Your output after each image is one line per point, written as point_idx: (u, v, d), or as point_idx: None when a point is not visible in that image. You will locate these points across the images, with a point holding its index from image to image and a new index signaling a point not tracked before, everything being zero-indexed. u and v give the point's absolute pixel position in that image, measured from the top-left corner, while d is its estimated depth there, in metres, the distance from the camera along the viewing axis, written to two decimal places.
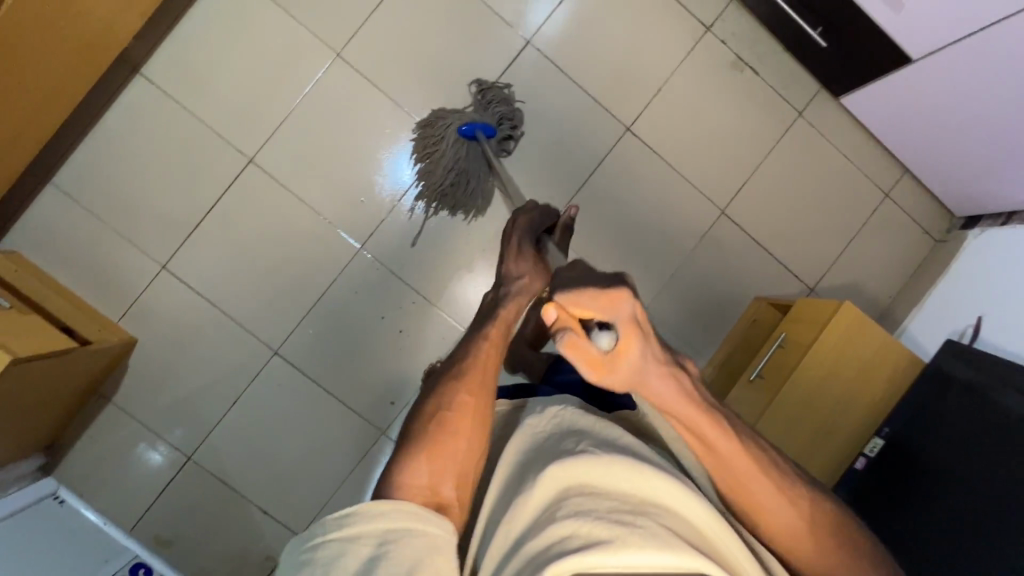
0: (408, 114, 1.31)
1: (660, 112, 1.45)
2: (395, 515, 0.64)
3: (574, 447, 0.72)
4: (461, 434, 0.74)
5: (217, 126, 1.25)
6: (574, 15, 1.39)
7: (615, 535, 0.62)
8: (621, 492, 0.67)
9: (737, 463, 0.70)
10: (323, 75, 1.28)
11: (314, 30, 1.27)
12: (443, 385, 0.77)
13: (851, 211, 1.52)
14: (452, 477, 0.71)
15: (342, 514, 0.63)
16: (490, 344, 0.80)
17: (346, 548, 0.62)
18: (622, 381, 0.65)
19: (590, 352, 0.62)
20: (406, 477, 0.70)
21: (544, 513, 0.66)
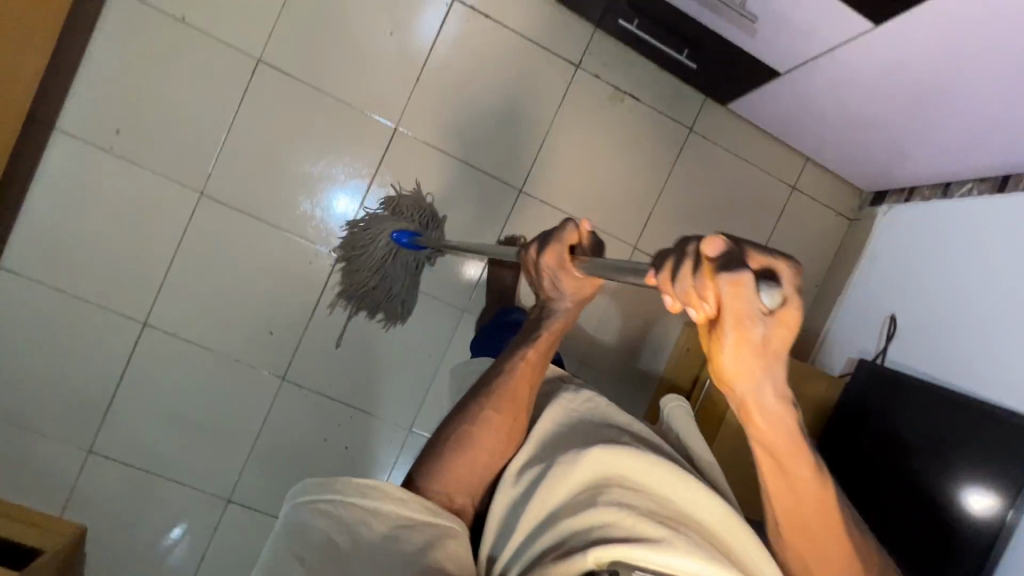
0: (291, 234, 1.32)
1: (549, 163, 1.40)
2: (414, 503, 0.68)
3: (617, 438, 0.78)
4: (486, 447, 0.84)
5: (98, 300, 1.26)
6: (430, 86, 1.33)
7: (663, 535, 0.65)
8: (665, 497, 0.71)
9: (808, 497, 0.66)
10: (192, 218, 1.28)
11: (169, 176, 1.26)
12: (474, 402, 0.87)
13: (761, 214, 1.49)
14: (468, 491, 0.81)
15: (367, 485, 0.66)
16: (524, 368, 0.88)
17: (364, 518, 0.63)
18: (748, 361, 0.54)
19: (747, 307, 0.49)
20: (432, 479, 0.81)
21: (581, 495, 0.71)
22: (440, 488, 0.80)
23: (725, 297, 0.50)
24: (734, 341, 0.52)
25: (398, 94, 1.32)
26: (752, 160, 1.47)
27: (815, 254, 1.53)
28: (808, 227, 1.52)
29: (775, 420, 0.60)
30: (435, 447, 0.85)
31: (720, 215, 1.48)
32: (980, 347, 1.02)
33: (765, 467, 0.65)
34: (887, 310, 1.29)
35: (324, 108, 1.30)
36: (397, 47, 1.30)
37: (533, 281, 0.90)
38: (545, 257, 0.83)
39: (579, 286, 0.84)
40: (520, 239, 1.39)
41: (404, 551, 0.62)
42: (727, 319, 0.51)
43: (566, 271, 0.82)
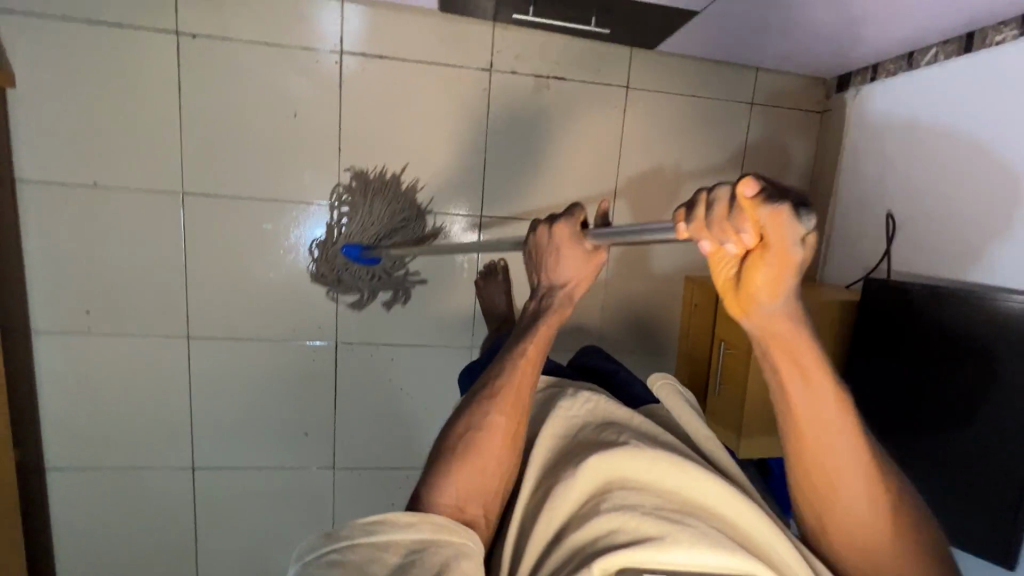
0: (287, 340, 1.34)
1: (498, 178, 1.34)
2: (424, 525, 0.65)
3: (617, 438, 0.79)
4: (494, 453, 0.80)
5: (145, 464, 1.34)
6: (355, 149, 1.28)
7: (665, 529, 0.66)
8: (670, 489, 0.72)
9: (827, 421, 0.63)
10: (192, 362, 1.31)
11: (155, 334, 1.29)
12: (478, 401, 0.82)
13: (729, 143, 1.42)
14: (478, 502, 0.79)
15: (371, 522, 0.65)
16: (524, 362, 0.83)
17: (375, 553, 0.63)
18: (785, 272, 0.55)
19: (788, 231, 0.50)
20: (442, 489, 0.78)
21: (586, 505, 0.71)
22: (449, 497, 0.78)
23: (766, 233, 0.51)
24: (776, 258, 0.54)
25: (328, 168, 1.28)
26: (700, 91, 1.38)
27: (796, 161, 1.45)
28: (780, 137, 1.43)
29: (793, 333, 0.60)
30: (445, 452, 0.81)
31: (688, 159, 1.40)
32: (1001, 229, 0.99)
33: (782, 384, 0.63)
34: (884, 207, 1.25)
35: (266, 211, 1.28)
36: (310, 123, 1.26)
37: (534, 264, 0.90)
38: (557, 232, 0.84)
39: (581, 271, 0.85)
40: (502, 263, 1.37)
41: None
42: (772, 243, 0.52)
43: (572, 250, 0.83)
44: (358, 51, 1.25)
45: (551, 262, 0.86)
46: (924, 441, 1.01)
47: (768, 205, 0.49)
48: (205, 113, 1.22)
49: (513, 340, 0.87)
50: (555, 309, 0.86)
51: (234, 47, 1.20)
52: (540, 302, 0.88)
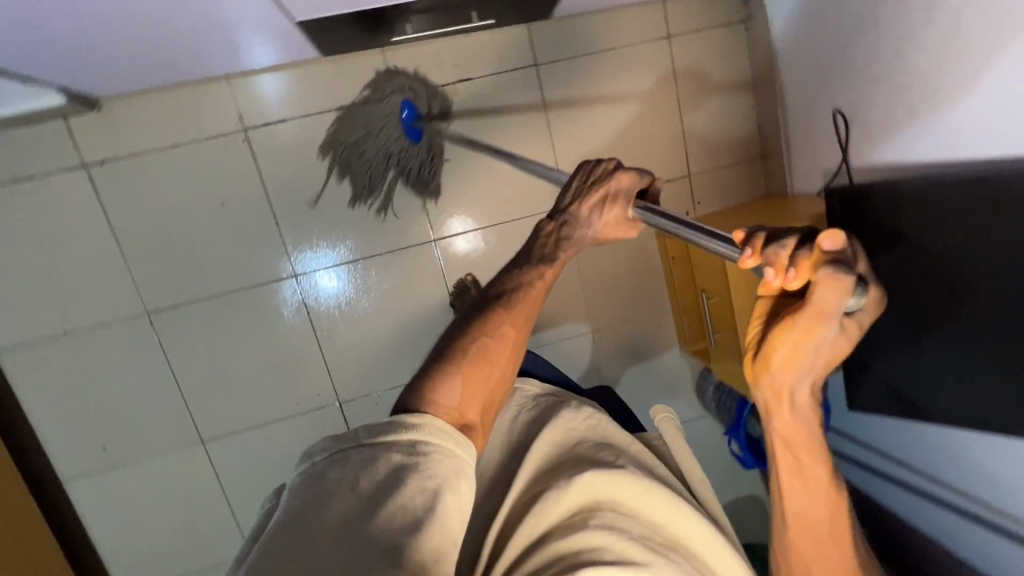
0: (292, 414, 1.36)
1: (438, 196, 1.33)
2: (431, 430, 0.62)
3: (614, 461, 0.83)
4: (500, 364, 0.75)
5: (204, 566, 1.39)
6: (292, 215, 1.27)
7: (648, 558, 0.72)
8: (656, 522, 0.80)
9: (823, 519, 0.71)
10: (213, 462, 1.34)
11: (169, 447, 1.32)
12: (490, 313, 0.77)
13: (657, 84, 1.36)
14: (479, 403, 0.71)
15: (379, 424, 0.61)
16: (541, 284, 0.82)
17: (379, 453, 0.59)
18: (802, 342, 0.57)
19: (830, 304, 0.51)
20: (441, 389, 0.70)
21: (574, 518, 0.74)
22: (447, 401, 0.69)
23: (814, 294, 0.50)
24: (804, 327, 0.55)
25: (274, 242, 1.28)
26: (611, 45, 1.32)
27: (729, 83, 1.39)
28: (709, 60, 1.37)
29: (794, 424, 0.65)
30: (447, 352, 0.74)
31: (620, 117, 1.36)
32: (948, 100, 0.90)
33: (784, 469, 0.69)
34: (830, 105, 1.17)
35: (230, 302, 1.29)
36: (242, 206, 1.25)
37: (575, 188, 0.87)
38: (618, 176, 0.84)
39: (615, 229, 0.85)
40: (471, 278, 1.36)
41: (419, 484, 0.56)
42: (808, 309, 0.52)
43: (620, 202, 0.84)
44: (264, 122, 1.23)
45: (592, 198, 0.85)
46: (928, 343, 0.97)
47: (833, 271, 0.48)
48: (138, 228, 1.22)
49: (530, 257, 0.85)
50: (577, 243, 0.86)
51: (144, 158, 1.20)
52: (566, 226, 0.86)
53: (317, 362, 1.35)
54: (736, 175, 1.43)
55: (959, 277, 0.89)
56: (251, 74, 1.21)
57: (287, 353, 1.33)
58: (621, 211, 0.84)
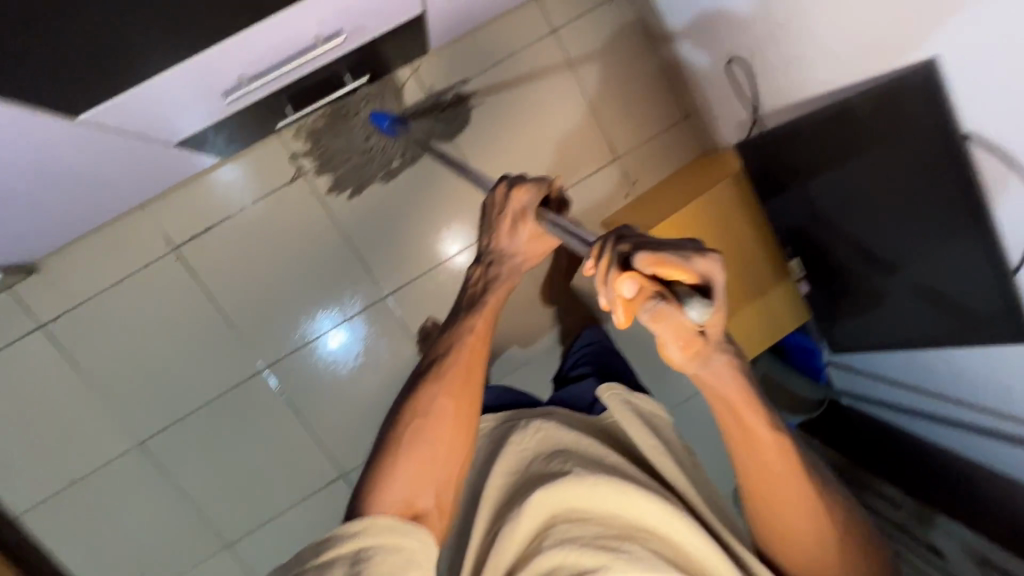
0: (305, 498, 1.37)
1: (378, 254, 1.32)
2: (371, 530, 0.64)
3: (561, 467, 0.81)
4: (446, 431, 0.80)
5: None
6: (242, 315, 1.28)
7: (602, 560, 0.69)
8: (611, 516, 0.75)
9: (776, 461, 0.70)
10: (244, 564, 1.36)
11: (199, 562, 1.35)
12: (427, 383, 0.84)
13: (558, 80, 1.33)
14: (430, 489, 0.75)
15: (318, 541, 0.63)
16: (473, 338, 0.88)
17: (324, 570, 0.60)
18: (688, 352, 0.60)
19: (676, 318, 0.55)
20: (388, 483, 0.74)
21: (531, 542, 0.74)
22: (393, 495, 0.73)
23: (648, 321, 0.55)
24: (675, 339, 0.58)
25: (234, 345, 1.29)
26: (501, 56, 1.30)
27: (627, 55, 1.34)
28: (602, 39, 1.33)
29: (732, 392, 0.66)
30: (393, 434, 0.80)
31: (531, 121, 1.34)
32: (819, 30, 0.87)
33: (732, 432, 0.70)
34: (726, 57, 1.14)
35: (212, 413, 1.31)
36: (192, 321, 1.26)
37: (487, 228, 0.96)
38: (517, 196, 0.91)
39: (534, 247, 0.97)
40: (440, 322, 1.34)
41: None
42: (662, 326, 0.56)
43: (527, 221, 0.92)
44: (189, 235, 1.24)
45: (505, 228, 0.94)
46: (894, 254, 0.92)
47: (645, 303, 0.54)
48: (104, 369, 1.25)
49: (463, 308, 0.94)
50: (503, 282, 0.95)
51: (89, 303, 1.23)
52: (490, 269, 0.97)
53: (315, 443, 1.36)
54: (665, 142, 1.38)
55: (904, 188, 0.84)
56: (187, 181, 1.23)
57: (282, 443, 1.35)
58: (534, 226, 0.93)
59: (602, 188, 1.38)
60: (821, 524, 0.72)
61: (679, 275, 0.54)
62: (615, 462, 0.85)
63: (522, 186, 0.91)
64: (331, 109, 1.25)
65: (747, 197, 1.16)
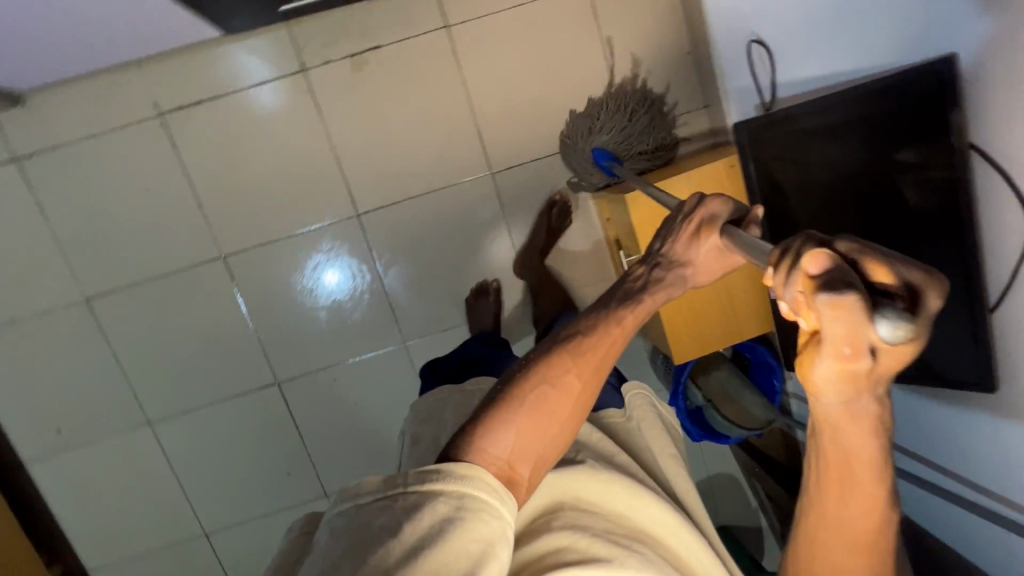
0: (237, 394, 1.37)
1: (360, 171, 1.31)
2: (479, 483, 0.59)
3: (575, 457, 0.85)
4: (559, 417, 0.67)
5: (160, 542, 1.43)
6: (213, 197, 1.28)
7: (613, 551, 0.76)
8: (618, 514, 0.83)
9: (863, 529, 0.61)
10: (161, 441, 1.38)
11: (118, 429, 1.36)
12: (556, 353, 0.68)
13: (580, 37, 1.27)
14: (529, 462, 0.65)
15: (429, 469, 0.60)
16: (620, 331, 0.69)
17: (424, 502, 0.58)
18: (838, 393, 0.48)
19: (857, 331, 0.41)
20: (492, 434, 0.64)
21: (539, 519, 0.78)
22: (497, 450, 0.63)
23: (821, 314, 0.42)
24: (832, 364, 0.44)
25: (199, 225, 1.29)
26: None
27: (656, 37, 1.28)
28: (636, 6, 1.27)
29: (856, 454, 0.55)
30: (507, 386, 0.67)
31: (540, 81, 1.29)
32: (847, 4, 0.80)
33: (828, 486, 0.59)
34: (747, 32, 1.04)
35: (164, 286, 1.31)
36: (165, 190, 1.27)
37: (667, 228, 0.74)
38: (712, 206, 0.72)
39: (708, 266, 0.74)
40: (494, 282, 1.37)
41: (464, 543, 0.56)
42: (830, 338, 0.42)
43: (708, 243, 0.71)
44: (179, 105, 1.24)
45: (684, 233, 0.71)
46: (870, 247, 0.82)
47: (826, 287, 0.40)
48: (68, 215, 1.26)
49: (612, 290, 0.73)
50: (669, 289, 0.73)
51: (65, 147, 1.23)
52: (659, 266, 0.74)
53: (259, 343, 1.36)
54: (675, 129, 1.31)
55: (871, 184, 0.79)
56: (188, 50, 1.23)
57: (226, 335, 1.35)
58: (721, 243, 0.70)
59: None
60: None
61: (888, 285, 0.42)
62: (625, 462, 0.89)
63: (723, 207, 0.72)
64: (343, 13, 1.23)
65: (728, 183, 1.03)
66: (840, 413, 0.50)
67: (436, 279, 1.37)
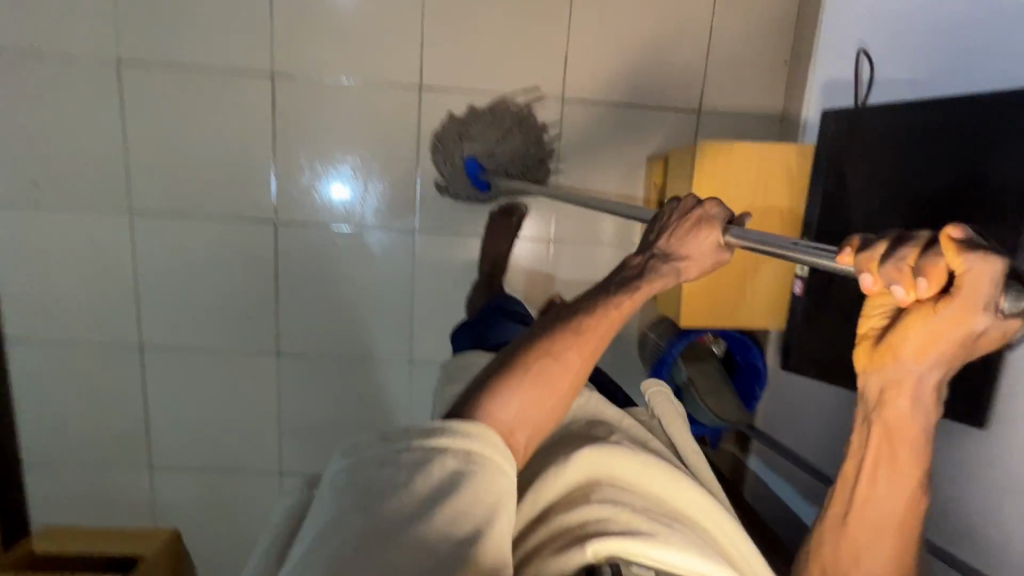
0: (229, 219, 1.32)
1: (437, 47, 1.27)
2: (486, 440, 0.58)
3: (609, 437, 0.82)
4: (562, 388, 0.66)
5: (91, 339, 1.34)
6: (285, 13, 1.23)
7: (656, 527, 0.70)
8: (656, 493, 0.78)
9: (918, 530, 0.64)
10: (133, 236, 1.30)
11: (93, 206, 1.28)
12: (556, 331, 0.67)
13: (693, 4, 1.25)
14: (526, 430, 0.64)
15: (431, 426, 0.58)
16: (616, 315, 0.67)
17: (431, 456, 0.56)
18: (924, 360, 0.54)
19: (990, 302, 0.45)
20: (496, 399, 0.63)
21: (574, 492, 0.74)
22: (503, 416, 0.63)
23: (959, 285, 0.45)
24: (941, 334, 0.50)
25: (260, 35, 1.24)
26: None
27: (773, 27, 1.26)
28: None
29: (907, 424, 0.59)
30: (515, 357, 0.66)
31: (646, 26, 1.26)
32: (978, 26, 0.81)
33: (870, 459, 0.63)
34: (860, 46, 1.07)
35: (200, 81, 1.25)
36: None
37: (660, 223, 0.72)
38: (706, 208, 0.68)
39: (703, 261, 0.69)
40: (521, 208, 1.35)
41: (476, 495, 0.54)
42: (953, 306, 0.47)
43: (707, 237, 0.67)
44: None
45: (682, 229, 0.69)
46: None
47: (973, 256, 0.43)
48: None
49: (610, 279, 0.71)
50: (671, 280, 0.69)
51: None
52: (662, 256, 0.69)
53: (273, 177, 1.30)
54: (747, 127, 1.31)
55: (940, 198, 0.78)
56: None
57: (242, 155, 1.29)
58: (720, 239, 0.68)
59: (661, 133, 1.31)
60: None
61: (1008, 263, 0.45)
62: (656, 447, 0.87)
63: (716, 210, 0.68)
64: None
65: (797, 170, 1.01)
66: (914, 389, 0.57)
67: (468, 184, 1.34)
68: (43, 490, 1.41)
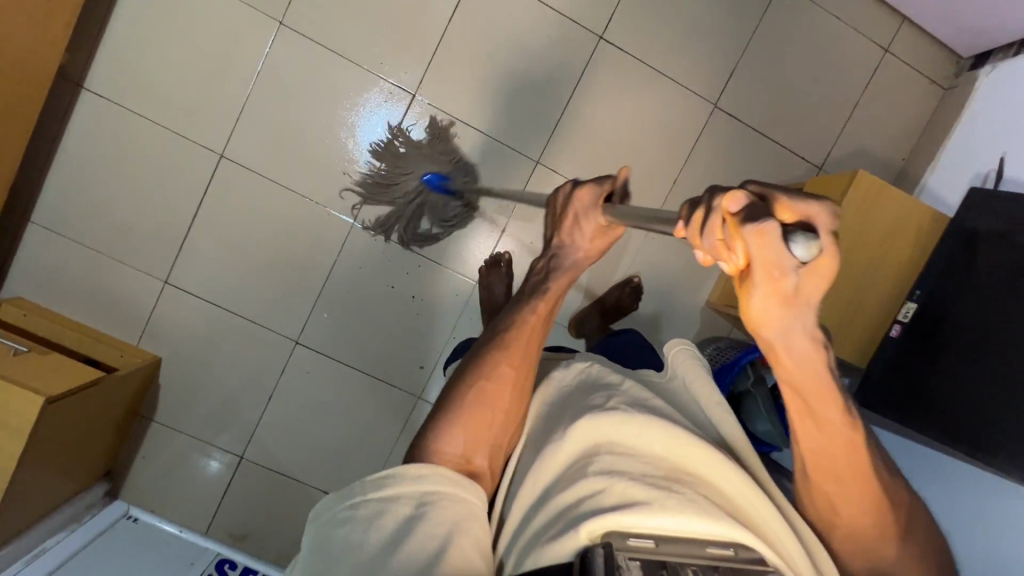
0: (368, 73, 1.29)
1: (628, 8, 1.33)
2: (438, 478, 0.60)
3: (603, 403, 0.67)
4: (504, 406, 0.70)
5: (175, 127, 1.27)
6: None
7: (654, 495, 0.57)
8: (654, 455, 0.63)
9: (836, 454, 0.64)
10: (271, 48, 1.26)
11: (250, 3, 1.25)
12: (489, 348, 0.72)
13: (850, 76, 1.39)
14: (485, 448, 0.68)
15: (382, 475, 0.60)
16: (534, 320, 0.74)
17: (383, 506, 0.57)
18: (772, 326, 0.53)
19: (782, 257, 0.45)
20: (446, 433, 0.68)
21: (574, 467, 0.63)
22: (451, 450, 0.67)
23: (753, 253, 0.45)
24: (766, 290, 0.49)
25: None
26: (844, 16, 1.37)
27: (905, 125, 1.40)
28: (900, 94, 1.40)
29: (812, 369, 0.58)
30: (449, 396, 0.71)
31: (807, 76, 1.38)
32: None
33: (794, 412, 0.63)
34: (998, 152, 1.16)
35: None
36: None
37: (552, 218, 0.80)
38: (578, 194, 0.75)
39: (596, 244, 0.76)
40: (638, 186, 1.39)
41: (428, 532, 0.55)
42: (757, 268, 0.46)
43: (590, 216, 0.74)
44: None
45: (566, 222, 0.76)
46: None
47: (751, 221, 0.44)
48: None
49: (519, 295, 0.78)
50: (566, 270, 0.77)
51: None
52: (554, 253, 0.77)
53: (431, 55, 1.30)
54: None
55: None
56: None
57: (414, 22, 1.29)
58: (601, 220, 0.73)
59: (783, 172, 1.40)
60: (870, 513, 0.65)
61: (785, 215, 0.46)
62: (660, 406, 0.69)
63: (581, 192, 0.74)
64: None
65: (922, 230, 1.12)
66: (802, 341, 0.55)
67: (601, 141, 1.37)
68: (37, 257, 1.27)
